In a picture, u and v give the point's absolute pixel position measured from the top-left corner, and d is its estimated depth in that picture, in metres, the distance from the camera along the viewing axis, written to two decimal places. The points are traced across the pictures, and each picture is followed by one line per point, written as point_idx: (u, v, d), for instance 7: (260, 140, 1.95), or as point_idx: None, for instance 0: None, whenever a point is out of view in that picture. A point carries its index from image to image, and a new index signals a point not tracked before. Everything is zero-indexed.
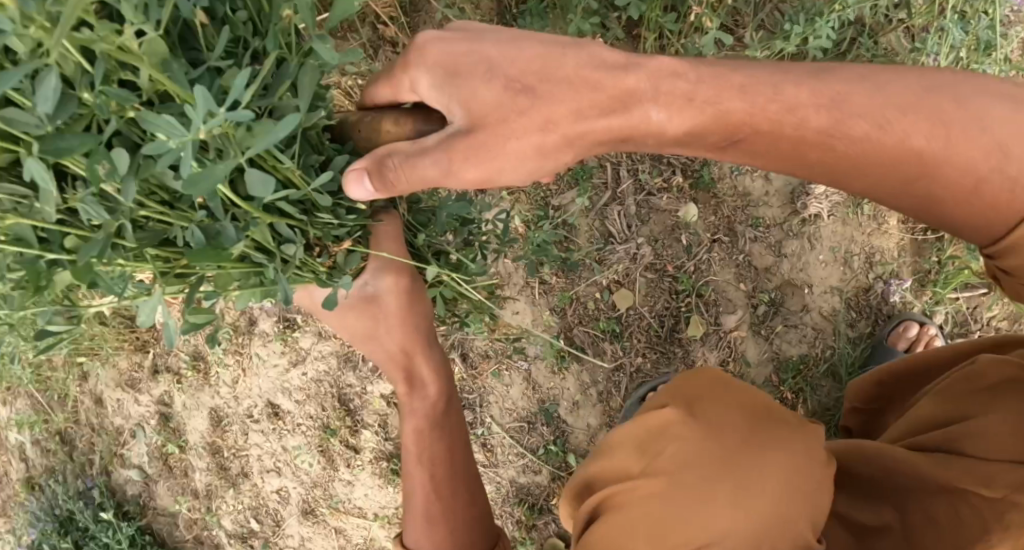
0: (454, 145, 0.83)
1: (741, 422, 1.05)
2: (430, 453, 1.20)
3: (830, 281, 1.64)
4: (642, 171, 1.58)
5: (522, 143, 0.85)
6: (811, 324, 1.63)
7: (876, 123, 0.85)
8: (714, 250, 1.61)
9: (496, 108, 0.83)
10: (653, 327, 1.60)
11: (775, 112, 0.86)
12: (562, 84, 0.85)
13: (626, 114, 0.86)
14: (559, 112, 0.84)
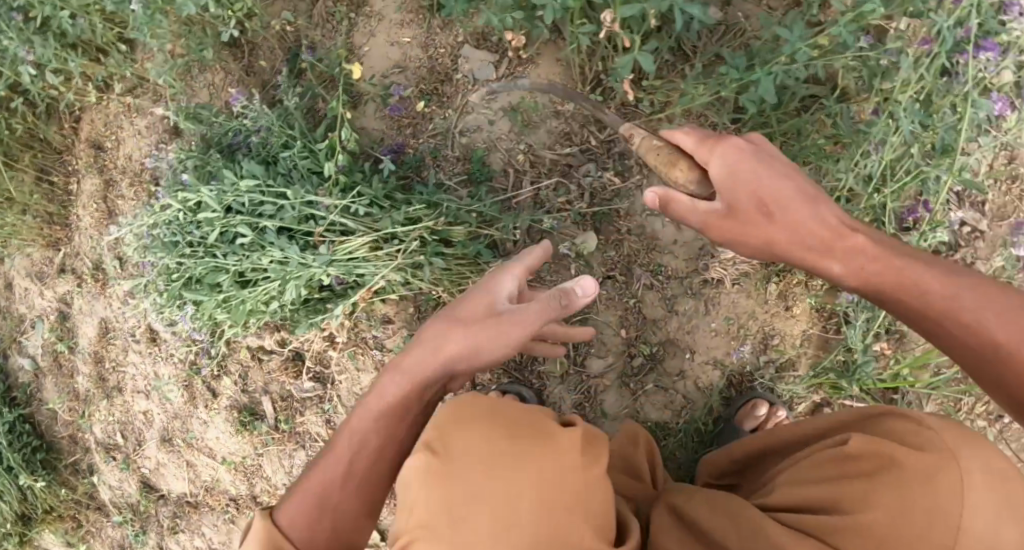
0: (711, 219, 1.00)
1: (490, 441, 0.92)
2: (362, 451, 1.05)
3: (715, 353, 1.52)
4: (544, 187, 1.51)
5: (765, 230, 0.98)
6: (682, 393, 1.53)
7: (967, 299, 0.93)
8: (603, 287, 1.54)
9: (727, 206, 0.99)
10: (511, 353, 1.52)
11: (884, 261, 0.95)
12: (792, 204, 0.97)
13: (769, 224, 0.97)
14: (777, 224, 0.97)
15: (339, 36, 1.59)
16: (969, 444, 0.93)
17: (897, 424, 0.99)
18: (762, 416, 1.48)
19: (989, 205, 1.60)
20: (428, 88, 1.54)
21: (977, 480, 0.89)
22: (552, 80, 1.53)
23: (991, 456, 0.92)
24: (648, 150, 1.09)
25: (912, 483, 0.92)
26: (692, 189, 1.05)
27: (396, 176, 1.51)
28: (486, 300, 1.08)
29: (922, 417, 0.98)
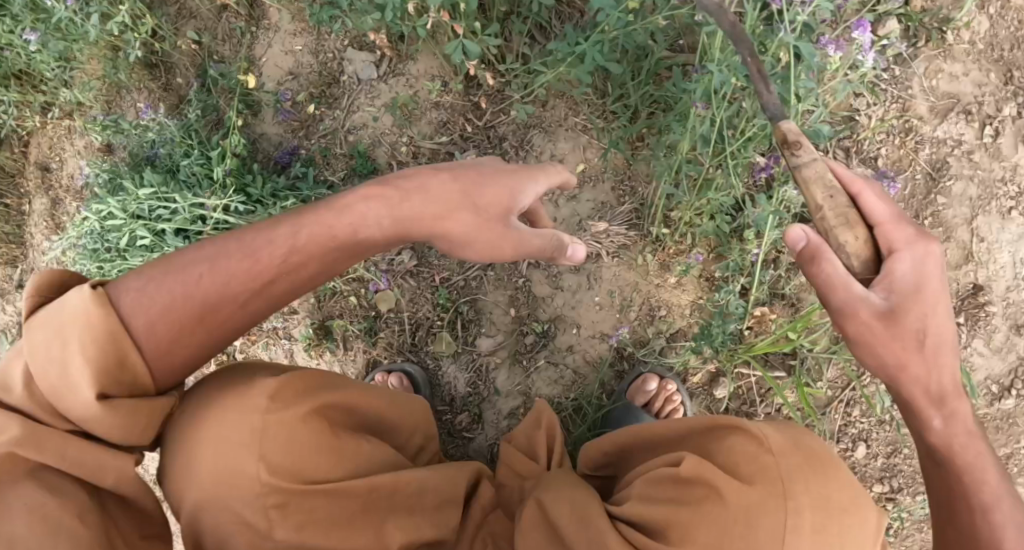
0: (897, 315, 0.91)
1: (208, 397, 0.97)
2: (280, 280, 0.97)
3: (601, 327, 1.54)
4: None
5: (912, 361, 0.93)
6: (572, 367, 1.55)
7: (975, 477, 0.96)
8: (492, 269, 1.58)
9: (939, 337, 0.93)
10: (406, 335, 1.59)
11: (957, 423, 0.96)
12: (919, 323, 0.92)
13: (942, 392, 0.95)
14: (935, 348, 0.93)
15: (242, 48, 1.67)
16: (800, 475, 0.91)
17: (735, 447, 0.96)
18: (652, 390, 1.49)
19: (884, 159, 1.54)
20: (316, 91, 1.62)
21: (804, 518, 0.89)
22: (432, 74, 1.59)
23: (821, 489, 0.91)
24: (835, 189, 0.97)
25: (730, 525, 0.90)
26: (852, 260, 0.96)
27: (286, 177, 1.57)
28: (507, 189, 1.03)
29: (765, 444, 0.94)
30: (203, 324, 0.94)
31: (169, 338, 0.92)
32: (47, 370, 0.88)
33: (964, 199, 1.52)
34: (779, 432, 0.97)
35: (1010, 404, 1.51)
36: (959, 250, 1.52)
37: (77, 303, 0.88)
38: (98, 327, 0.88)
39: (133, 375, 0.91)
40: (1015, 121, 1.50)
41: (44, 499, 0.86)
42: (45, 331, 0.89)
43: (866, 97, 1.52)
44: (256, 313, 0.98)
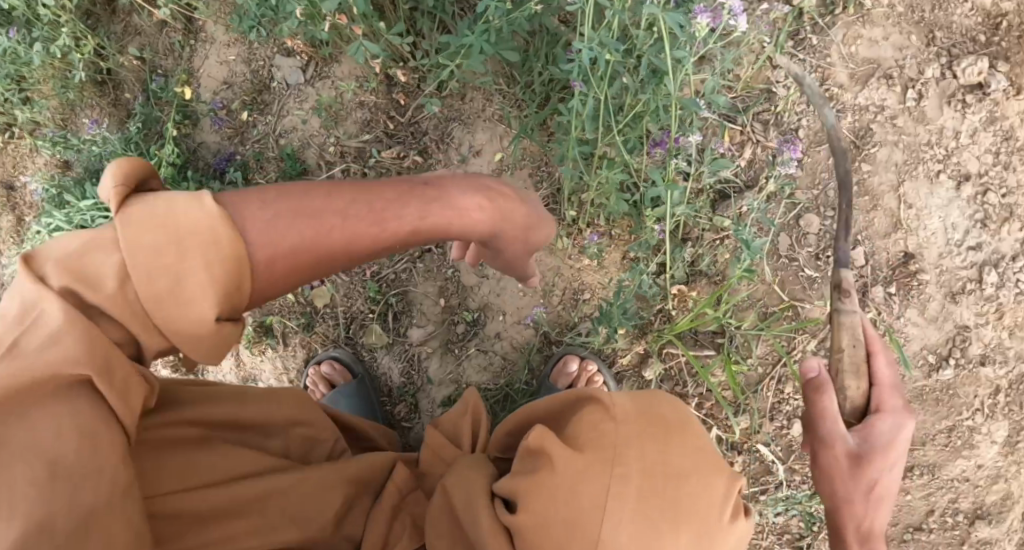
0: (861, 452, 0.96)
1: None
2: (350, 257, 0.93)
3: (526, 312, 1.58)
4: (352, 170, 1.62)
5: (852, 495, 0.96)
6: (500, 353, 1.58)
7: None
8: (421, 262, 1.61)
9: (883, 493, 0.96)
10: (341, 328, 1.64)
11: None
12: (875, 474, 0.95)
13: (873, 525, 0.96)
14: (874, 497, 0.96)
15: (182, 62, 1.74)
16: (637, 444, 0.95)
17: (585, 418, 0.98)
18: (573, 372, 1.50)
19: (805, 130, 1.52)
20: (248, 99, 1.68)
21: (632, 481, 0.93)
22: (355, 75, 1.62)
23: (656, 455, 0.95)
24: (845, 340, 1.09)
25: (559, 492, 0.93)
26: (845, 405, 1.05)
27: (222, 183, 1.64)
28: (546, 236, 1.14)
29: (614, 417, 0.97)
30: (305, 262, 0.89)
31: (272, 266, 0.86)
32: (191, 289, 0.80)
33: (890, 166, 1.48)
34: (631, 402, 1.00)
35: (948, 374, 1.46)
36: (887, 218, 1.48)
37: (197, 215, 0.80)
38: (224, 251, 0.81)
39: (238, 299, 0.84)
40: (939, 83, 1.46)
41: (85, 411, 0.75)
42: (155, 235, 0.79)
43: (783, 68, 1.51)
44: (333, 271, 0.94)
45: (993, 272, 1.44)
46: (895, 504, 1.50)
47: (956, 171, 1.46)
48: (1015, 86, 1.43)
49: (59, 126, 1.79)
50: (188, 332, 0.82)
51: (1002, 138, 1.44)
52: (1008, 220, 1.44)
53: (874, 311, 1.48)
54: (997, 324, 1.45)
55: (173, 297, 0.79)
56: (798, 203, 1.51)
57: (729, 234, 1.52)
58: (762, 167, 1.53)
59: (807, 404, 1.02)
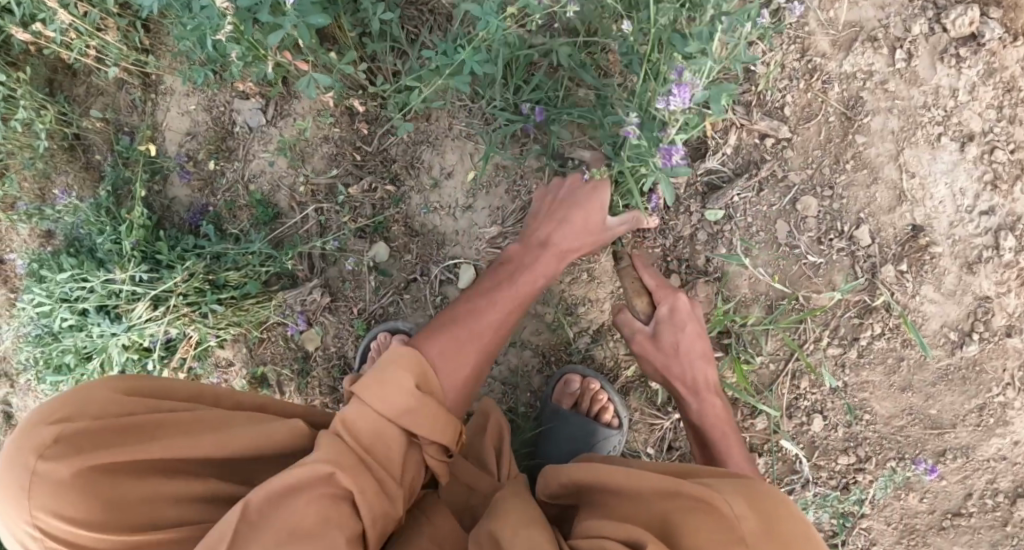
0: (664, 300, 1.34)
1: (151, 402, 1.06)
2: (483, 326, 1.23)
3: (519, 334, 1.52)
4: (325, 209, 1.57)
5: (686, 335, 1.33)
6: (499, 379, 1.53)
7: (721, 421, 1.33)
8: (409, 291, 1.57)
9: (695, 326, 1.34)
10: (335, 369, 1.59)
11: (700, 356, 1.34)
12: (685, 322, 1.33)
13: (692, 379, 1.33)
14: (693, 342, 1.33)
15: (146, 117, 1.68)
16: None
17: (703, 526, 0.94)
18: (576, 391, 1.45)
19: (791, 108, 1.42)
20: (213, 147, 1.63)
21: None
22: (316, 111, 1.56)
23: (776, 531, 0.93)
24: (625, 274, 1.39)
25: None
26: (638, 313, 1.36)
27: (196, 236, 1.60)
28: (584, 219, 1.36)
29: (734, 527, 0.92)
30: (491, 342, 1.24)
31: (453, 347, 1.18)
32: (397, 392, 1.05)
33: (887, 135, 1.38)
34: (745, 499, 0.96)
35: (973, 350, 1.36)
36: (890, 191, 1.38)
37: (401, 352, 1.09)
38: (412, 358, 1.09)
39: (410, 393, 1.05)
40: (928, 39, 1.35)
41: (330, 507, 0.95)
42: (381, 376, 1.05)
43: (760, 44, 1.41)
44: (474, 349, 1.20)
45: (1010, 237, 1.33)
46: (929, 492, 1.42)
47: (958, 131, 1.35)
48: (1011, 32, 1.31)
49: (36, 197, 1.71)
50: (407, 414, 1.05)
51: (1004, 90, 1.32)
52: (1019, 177, 1.33)
53: (887, 293, 1.38)
54: (1021, 291, 1.34)
55: (382, 400, 1.04)
56: (792, 186, 1.42)
57: (721, 227, 1.45)
58: (748, 152, 1.44)
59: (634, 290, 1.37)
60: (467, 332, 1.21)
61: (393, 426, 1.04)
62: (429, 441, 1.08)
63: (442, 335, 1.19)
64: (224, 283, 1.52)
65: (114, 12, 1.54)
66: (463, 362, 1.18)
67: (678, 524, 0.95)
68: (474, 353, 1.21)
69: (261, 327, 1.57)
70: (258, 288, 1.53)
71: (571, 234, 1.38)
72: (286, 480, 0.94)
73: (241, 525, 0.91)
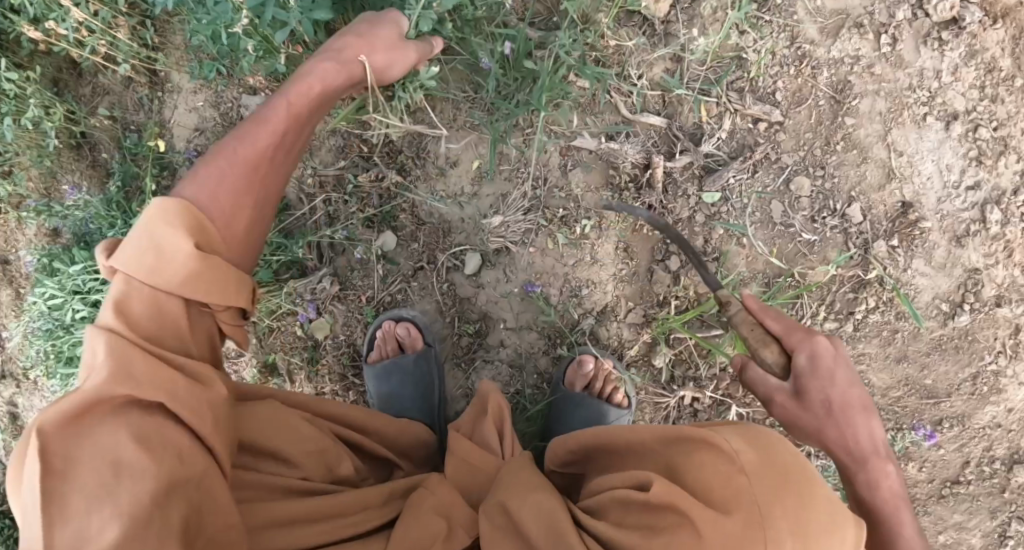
0: (802, 349, 1.09)
1: None
2: (253, 162, 1.14)
3: (526, 317, 1.55)
4: (334, 199, 1.61)
5: (838, 387, 1.08)
6: (506, 362, 1.57)
7: (892, 499, 1.07)
8: (417, 279, 1.60)
9: (849, 380, 1.09)
10: (345, 357, 1.62)
11: (858, 404, 1.09)
12: (832, 370, 1.08)
13: (852, 440, 1.08)
14: (850, 395, 1.09)
15: (153, 115, 1.73)
16: (774, 489, 0.92)
17: (705, 463, 0.96)
18: (590, 372, 1.49)
19: (783, 93, 1.48)
20: None
21: (769, 492, 0.92)
22: None
23: (773, 461, 0.95)
24: (740, 323, 1.14)
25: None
26: (770, 366, 1.12)
27: None
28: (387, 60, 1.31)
29: (734, 459, 0.94)
30: (266, 178, 1.17)
31: (219, 189, 1.10)
32: (170, 268, 1.01)
33: (875, 116, 1.44)
34: (741, 437, 0.98)
35: (965, 320, 1.41)
36: (878, 170, 1.44)
37: (172, 207, 1.04)
38: (175, 211, 1.04)
39: (178, 252, 1.02)
40: (912, 24, 1.41)
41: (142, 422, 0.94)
42: (151, 255, 1.02)
43: (750, 33, 1.47)
44: (240, 183, 1.12)
45: (996, 210, 1.39)
46: (928, 461, 1.46)
47: (943, 111, 1.41)
48: (990, 16, 1.38)
49: (42, 195, 1.73)
50: (188, 282, 1.02)
51: (985, 71, 1.39)
52: (1003, 153, 1.39)
53: (880, 267, 1.43)
54: (1008, 262, 1.40)
55: (149, 274, 1.02)
56: (785, 166, 1.48)
57: (718, 209, 1.50)
58: (743, 136, 1.50)
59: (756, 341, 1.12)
60: (235, 167, 1.12)
61: (176, 301, 1.03)
62: (221, 309, 1.09)
63: (208, 171, 1.11)
64: None
65: (124, 10, 1.58)
66: (239, 205, 1.12)
67: (682, 466, 0.97)
68: (253, 190, 1.14)
69: (273, 316, 1.61)
70: (270, 277, 1.58)
71: (367, 44, 1.28)
72: (79, 406, 0.90)
73: (47, 471, 0.86)
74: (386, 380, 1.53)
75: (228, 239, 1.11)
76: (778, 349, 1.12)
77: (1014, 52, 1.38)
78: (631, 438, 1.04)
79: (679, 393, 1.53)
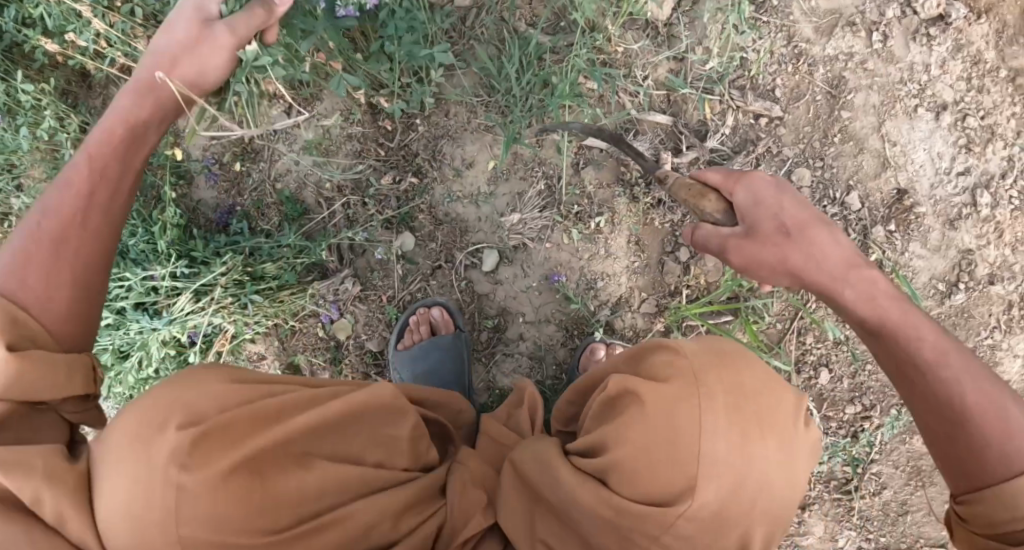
0: (739, 186, 1.16)
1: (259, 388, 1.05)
2: (68, 234, 1.09)
3: (545, 311, 1.60)
4: (352, 203, 1.66)
5: (790, 211, 1.14)
6: (526, 354, 1.62)
7: (895, 311, 1.10)
8: (436, 278, 1.65)
9: (800, 206, 1.14)
10: (367, 355, 1.67)
11: (817, 223, 1.14)
12: (776, 197, 1.14)
13: (817, 257, 1.13)
14: (802, 216, 1.14)
15: None
16: (717, 366, 1.04)
17: (660, 360, 1.06)
18: (603, 358, 1.55)
19: (782, 90, 1.56)
20: (239, 149, 1.70)
21: (710, 370, 1.04)
22: (338, 111, 1.66)
23: (715, 351, 1.07)
24: (681, 188, 1.20)
25: (658, 422, 1.01)
26: (715, 216, 1.18)
27: (225, 234, 1.67)
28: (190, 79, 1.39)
29: (680, 350, 1.06)
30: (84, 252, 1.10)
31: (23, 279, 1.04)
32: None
33: (870, 109, 1.52)
34: (697, 343, 1.09)
35: (961, 298, 1.50)
36: (875, 159, 1.52)
37: None
38: None
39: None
40: (902, 21, 1.50)
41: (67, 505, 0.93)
42: None
43: (750, 33, 1.56)
44: (55, 284, 1.06)
45: (985, 194, 1.48)
46: None
47: (933, 102, 1.50)
48: (974, 12, 1.48)
49: None
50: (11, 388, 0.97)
51: (971, 63, 1.48)
52: (990, 140, 1.48)
53: (879, 251, 1.52)
54: (998, 242, 1.49)
55: None
56: (786, 159, 1.55)
57: None
58: (746, 131, 1.57)
59: (697, 194, 1.19)
60: (52, 247, 1.07)
61: (6, 405, 0.98)
62: (61, 401, 1.04)
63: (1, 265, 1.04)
64: (262, 274, 1.60)
65: (141, 21, 1.60)
66: (58, 279, 1.06)
67: (643, 369, 1.08)
68: (74, 266, 1.08)
69: (296, 318, 1.64)
70: (294, 279, 1.61)
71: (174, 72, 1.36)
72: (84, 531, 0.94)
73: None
74: (424, 357, 1.57)
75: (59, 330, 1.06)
76: (722, 200, 1.18)
77: (997, 46, 1.48)
78: (606, 367, 1.15)
79: None
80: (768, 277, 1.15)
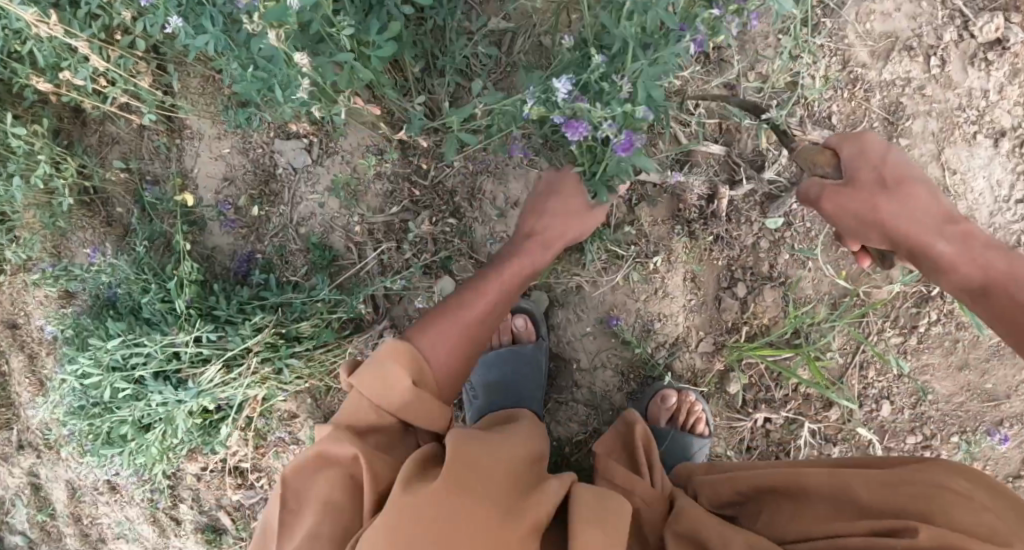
0: (843, 144, 1.17)
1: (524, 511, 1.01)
2: (477, 329, 1.21)
3: (601, 357, 1.55)
4: (386, 249, 1.55)
5: (898, 162, 1.13)
6: (582, 402, 1.57)
7: (1004, 266, 1.08)
8: None
9: (904, 164, 1.13)
10: None
11: (919, 177, 1.14)
12: (884, 149, 1.14)
13: (920, 208, 1.11)
14: (908, 167, 1.13)
15: (172, 163, 1.61)
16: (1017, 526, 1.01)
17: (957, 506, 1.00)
18: (673, 405, 1.49)
19: (838, 116, 1.51)
20: (256, 192, 1.58)
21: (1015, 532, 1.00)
22: (366, 147, 1.53)
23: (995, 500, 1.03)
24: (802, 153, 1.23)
25: None
26: (824, 172, 1.18)
27: (248, 286, 1.55)
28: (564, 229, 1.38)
29: (973, 498, 1.01)
30: (469, 348, 1.20)
31: (435, 351, 1.16)
32: (393, 391, 1.10)
33: (927, 135, 1.48)
34: (968, 481, 1.04)
35: None
36: (933, 188, 1.49)
37: (400, 349, 1.12)
38: (407, 354, 1.12)
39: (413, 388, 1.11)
40: (959, 45, 1.46)
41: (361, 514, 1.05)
42: (404, 384, 1.10)
43: (804, 58, 1.49)
44: (449, 352, 1.17)
45: None
46: (992, 458, 1.53)
47: (992, 128, 1.47)
48: None
49: (52, 256, 1.66)
50: (401, 410, 1.11)
51: None
52: None
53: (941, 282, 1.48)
54: None
55: (383, 397, 1.10)
56: None
57: (782, 233, 1.50)
58: None
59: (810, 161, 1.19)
60: (458, 318, 1.20)
61: (390, 419, 1.12)
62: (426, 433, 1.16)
63: (432, 326, 1.18)
64: (297, 335, 1.46)
65: (142, 54, 1.45)
66: (461, 351, 1.19)
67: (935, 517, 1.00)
68: (467, 344, 1.20)
69: (332, 375, 1.52)
70: (332, 337, 1.48)
71: (561, 221, 1.38)
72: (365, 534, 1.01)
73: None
74: (499, 368, 1.51)
75: (444, 386, 1.17)
76: (829, 161, 1.17)
77: None
78: (842, 483, 1.08)
79: (754, 416, 1.54)
80: (858, 231, 1.14)
